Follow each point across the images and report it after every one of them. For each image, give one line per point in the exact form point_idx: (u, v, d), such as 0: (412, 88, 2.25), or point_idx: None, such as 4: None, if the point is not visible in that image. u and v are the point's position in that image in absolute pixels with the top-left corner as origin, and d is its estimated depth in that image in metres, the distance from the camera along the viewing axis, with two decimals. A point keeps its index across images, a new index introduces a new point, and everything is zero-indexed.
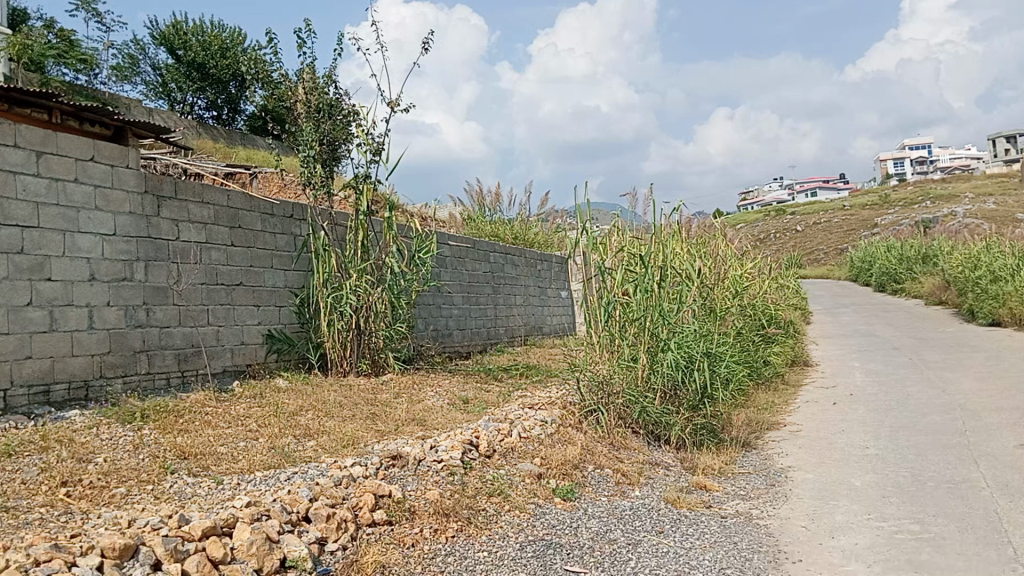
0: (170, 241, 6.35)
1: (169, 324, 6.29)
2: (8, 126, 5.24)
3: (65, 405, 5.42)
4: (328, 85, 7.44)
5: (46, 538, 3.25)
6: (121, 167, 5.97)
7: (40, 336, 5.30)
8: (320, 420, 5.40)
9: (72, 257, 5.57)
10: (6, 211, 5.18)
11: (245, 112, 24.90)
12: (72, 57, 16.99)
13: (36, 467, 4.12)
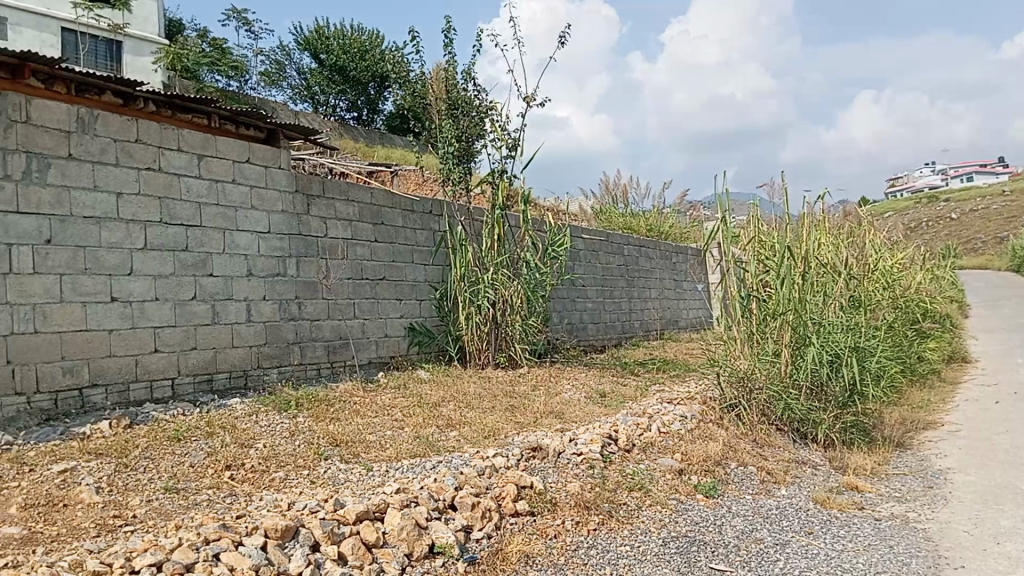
0: (319, 238, 6.65)
1: (319, 317, 6.59)
2: (172, 132, 5.60)
3: (227, 393, 5.78)
4: (464, 82, 7.58)
5: (215, 518, 3.46)
6: (274, 168, 6.31)
7: (203, 328, 5.67)
8: (462, 411, 5.54)
9: (232, 254, 5.92)
10: (172, 211, 5.56)
11: (384, 112, 25.68)
12: (226, 65, 17.91)
13: (203, 451, 4.40)
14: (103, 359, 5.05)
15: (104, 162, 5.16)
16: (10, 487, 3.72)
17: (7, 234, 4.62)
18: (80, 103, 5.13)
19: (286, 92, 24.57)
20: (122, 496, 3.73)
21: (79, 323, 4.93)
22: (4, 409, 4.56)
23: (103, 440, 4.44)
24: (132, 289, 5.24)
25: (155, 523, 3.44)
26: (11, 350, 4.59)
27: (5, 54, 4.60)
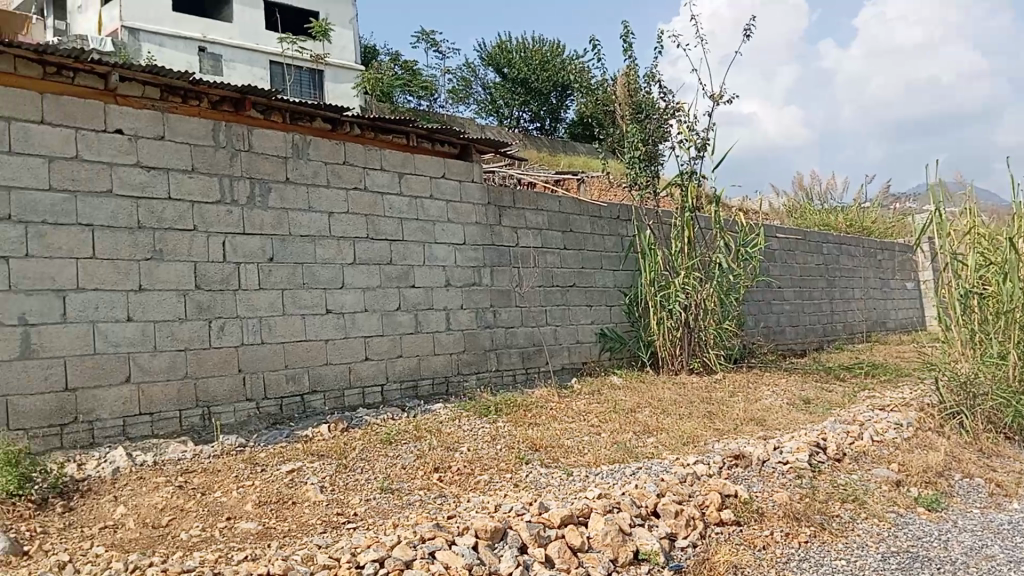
0: (512, 247, 6.84)
1: (513, 325, 6.77)
2: (375, 153, 5.94)
3: (431, 398, 6.05)
4: (648, 85, 7.54)
5: (428, 518, 3.62)
6: (468, 182, 6.55)
7: (408, 337, 5.97)
8: (659, 417, 5.50)
9: (431, 265, 6.21)
10: (377, 227, 5.90)
11: (566, 121, 25.51)
12: (417, 86, 18.36)
13: (413, 454, 4.63)
14: (320, 367, 5.44)
15: (316, 184, 5.56)
16: (245, 485, 4.07)
17: (236, 254, 5.08)
18: (294, 131, 5.54)
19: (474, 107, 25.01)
20: (343, 495, 3.99)
21: (299, 334, 5.34)
22: (238, 413, 5.00)
23: (323, 442, 4.79)
24: (343, 301, 5.61)
25: (375, 521, 3.65)
26: (242, 359, 5.05)
27: (229, 90, 5.04)
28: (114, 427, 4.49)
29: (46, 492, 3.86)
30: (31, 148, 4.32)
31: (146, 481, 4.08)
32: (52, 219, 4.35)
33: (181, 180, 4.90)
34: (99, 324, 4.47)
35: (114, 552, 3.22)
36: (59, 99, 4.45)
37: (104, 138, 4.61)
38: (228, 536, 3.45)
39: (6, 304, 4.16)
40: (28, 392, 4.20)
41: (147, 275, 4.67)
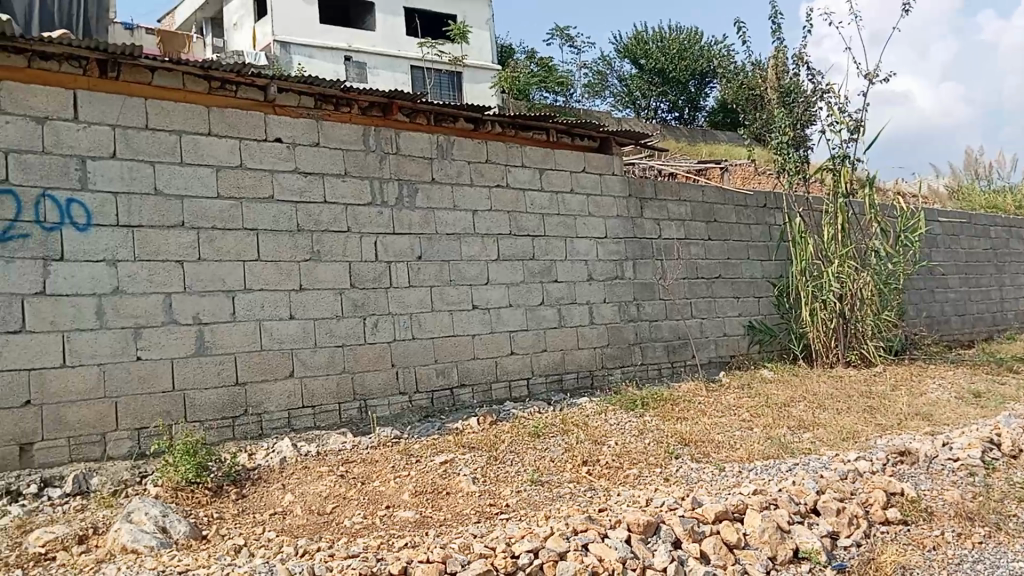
0: (654, 240, 6.80)
1: (657, 318, 6.73)
2: (516, 150, 6.03)
3: (576, 391, 6.12)
4: (796, 68, 7.27)
5: (580, 510, 3.63)
6: (608, 175, 6.57)
7: (552, 331, 6.06)
8: (814, 411, 5.31)
9: (573, 260, 6.27)
10: (520, 223, 6.00)
11: (705, 109, 24.91)
12: (553, 82, 18.43)
13: (561, 447, 4.67)
14: (468, 362, 5.60)
15: (460, 183, 5.71)
16: (402, 475, 4.22)
17: (387, 253, 5.29)
18: (439, 131, 5.69)
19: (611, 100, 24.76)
20: (495, 487, 4.07)
21: (447, 329, 5.52)
22: (392, 406, 5.23)
23: (474, 435, 4.90)
24: (489, 297, 5.75)
25: (527, 512, 3.71)
26: (395, 354, 5.26)
27: (378, 95, 5.21)
28: (280, 419, 4.77)
29: (221, 479, 4.13)
30: (200, 159, 4.63)
31: (310, 470, 4.30)
32: (221, 225, 4.65)
33: (335, 184, 5.13)
34: (264, 322, 4.75)
35: (284, 537, 3.41)
36: (224, 113, 4.75)
37: (265, 147, 4.88)
38: (388, 524, 3.58)
39: (183, 304, 4.48)
40: (204, 386, 4.52)
41: (306, 276, 4.93)
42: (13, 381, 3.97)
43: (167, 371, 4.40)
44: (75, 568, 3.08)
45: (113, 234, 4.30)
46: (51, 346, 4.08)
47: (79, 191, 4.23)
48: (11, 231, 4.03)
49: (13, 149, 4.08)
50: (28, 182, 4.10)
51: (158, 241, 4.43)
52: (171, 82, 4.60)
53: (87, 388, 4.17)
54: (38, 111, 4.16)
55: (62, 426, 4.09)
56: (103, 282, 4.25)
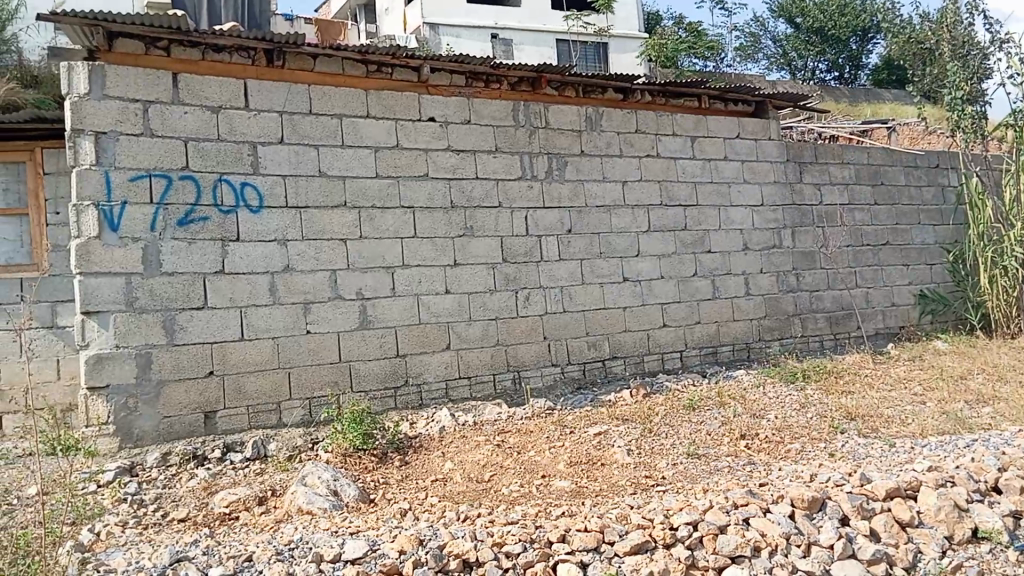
0: (814, 206, 6.56)
1: (818, 288, 6.49)
2: (667, 118, 5.93)
3: (732, 364, 5.98)
4: (972, 16, 6.72)
5: (740, 485, 3.55)
6: (764, 140, 6.37)
7: (706, 303, 5.94)
8: (995, 385, 4.96)
9: (728, 229, 6.12)
10: (672, 193, 5.91)
11: (868, 67, 23.44)
12: (702, 47, 17.88)
13: (718, 420, 4.59)
14: (620, 334, 5.59)
15: (610, 155, 5.68)
16: (557, 446, 4.28)
17: (538, 227, 5.35)
18: (589, 103, 5.68)
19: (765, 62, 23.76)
20: (651, 459, 4.05)
21: (599, 302, 5.52)
22: (545, 377, 5.30)
23: (628, 407, 4.89)
24: (640, 269, 5.70)
25: (684, 485, 3.66)
26: (547, 327, 5.32)
27: (527, 70, 5.24)
28: (438, 389, 4.94)
29: (386, 446, 4.32)
30: (359, 140, 4.82)
31: (468, 439, 4.43)
32: (380, 203, 4.84)
33: (487, 160, 5.22)
34: (421, 297, 4.92)
35: (447, 503, 3.53)
36: (381, 95, 4.91)
37: (419, 126, 5.02)
38: (545, 492, 3.64)
39: (347, 280, 4.70)
40: (367, 358, 4.74)
41: (460, 251, 5.06)
42: (198, 354, 4.29)
43: (334, 344, 4.65)
44: (257, 527, 3.30)
45: (282, 216, 4.56)
46: (230, 321, 4.38)
47: (251, 175, 4.50)
48: (192, 214, 4.34)
49: (192, 138, 4.37)
50: (206, 168, 4.40)
51: (323, 220, 4.67)
52: (329, 67, 4.80)
53: (263, 360, 4.46)
54: (213, 101, 4.44)
55: (241, 395, 4.40)
56: (275, 260, 4.52)
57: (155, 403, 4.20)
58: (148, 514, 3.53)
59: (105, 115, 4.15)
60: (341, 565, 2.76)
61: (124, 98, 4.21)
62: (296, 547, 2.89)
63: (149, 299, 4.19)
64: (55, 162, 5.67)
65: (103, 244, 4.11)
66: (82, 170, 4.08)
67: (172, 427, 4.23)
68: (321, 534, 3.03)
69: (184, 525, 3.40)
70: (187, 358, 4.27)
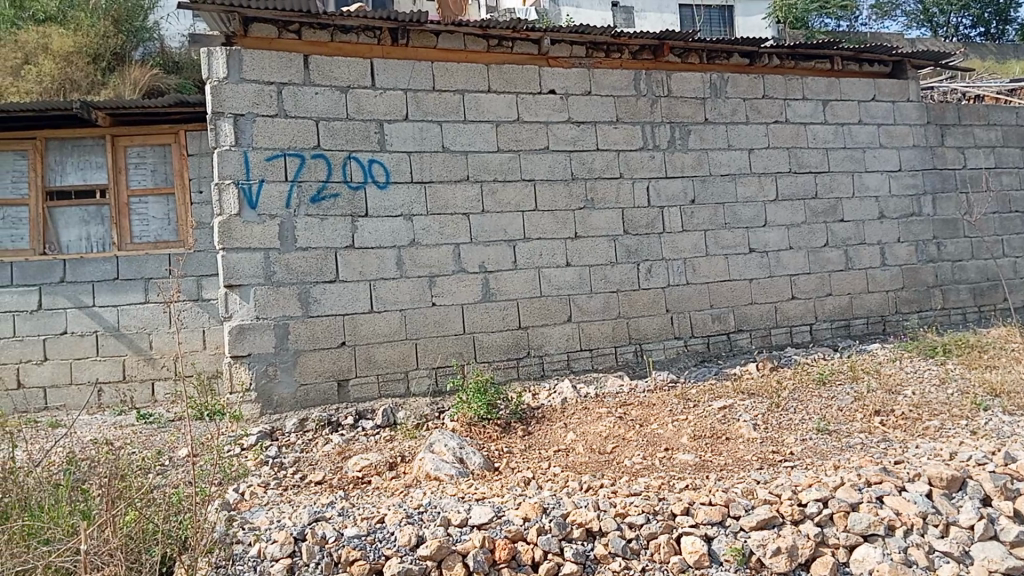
0: (957, 171, 6.19)
1: (961, 258, 6.14)
2: (797, 82, 5.71)
3: (866, 338, 5.74)
4: None
5: (874, 462, 3.42)
6: (903, 102, 6.06)
7: (838, 274, 5.72)
8: None
9: (862, 196, 5.85)
10: (802, 159, 5.69)
11: (1018, 20, 21.77)
12: (833, 4, 17.23)
13: (851, 395, 4.43)
14: (746, 307, 5.46)
15: (736, 122, 5.53)
16: (680, 419, 4.24)
17: (660, 198, 5.27)
18: (713, 69, 5.54)
19: (904, 19, 22.08)
20: (778, 434, 3.95)
21: (724, 274, 5.40)
22: (668, 350, 5.24)
23: (754, 381, 4.80)
24: (768, 240, 5.54)
25: (814, 461, 3.56)
26: (670, 300, 5.26)
27: (649, 38, 5.14)
28: (560, 361, 4.98)
29: (510, 416, 4.40)
30: (481, 115, 4.88)
31: (590, 410, 4.46)
32: (501, 177, 4.89)
33: (608, 131, 5.18)
34: (543, 270, 4.96)
35: (569, 473, 3.57)
36: (502, 69, 4.95)
37: (540, 99, 5.03)
38: (668, 465, 3.61)
39: (470, 254, 4.79)
40: (490, 329, 4.82)
41: (581, 224, 5.06)
42: (331, 325, 4.49)
43: (458, 316, 4.75)
44: (387, 491, 3.44)
45: (407, 191, 4.68)
46: (360, 294, 4.56)
47: (378, 152, 4.64)
48: (324, 191, 4.51)
49: (323, 118, 4.54)
50: (336, 146, 4.56)
51: (447, 196, 4.76)
52: (452, 44, 4.86)
53: (391, 331, 4.62)
54: (342, 81, 4.59)
55: (371, 364, 4.58)
56: (401, 235, 4.66)
57: (292, 371, 4.42)
58: (288, 476, 3.74)
59: (242, 97, 4.36)
60: (468, 530, 2.84)
61: (259, 80, 4.41)
62: (425, 511, 2.99)
63: (286, 273, 4.41)
64: (198, 144, 6.02)
65: (242, 221, 4.33)
66: (222, 151, 4.31)
67: (308, 395, 4.46)
68: (449, 499, 3.13)
69: (321, 487, 3.58)
70: (321, 329, 4.47)
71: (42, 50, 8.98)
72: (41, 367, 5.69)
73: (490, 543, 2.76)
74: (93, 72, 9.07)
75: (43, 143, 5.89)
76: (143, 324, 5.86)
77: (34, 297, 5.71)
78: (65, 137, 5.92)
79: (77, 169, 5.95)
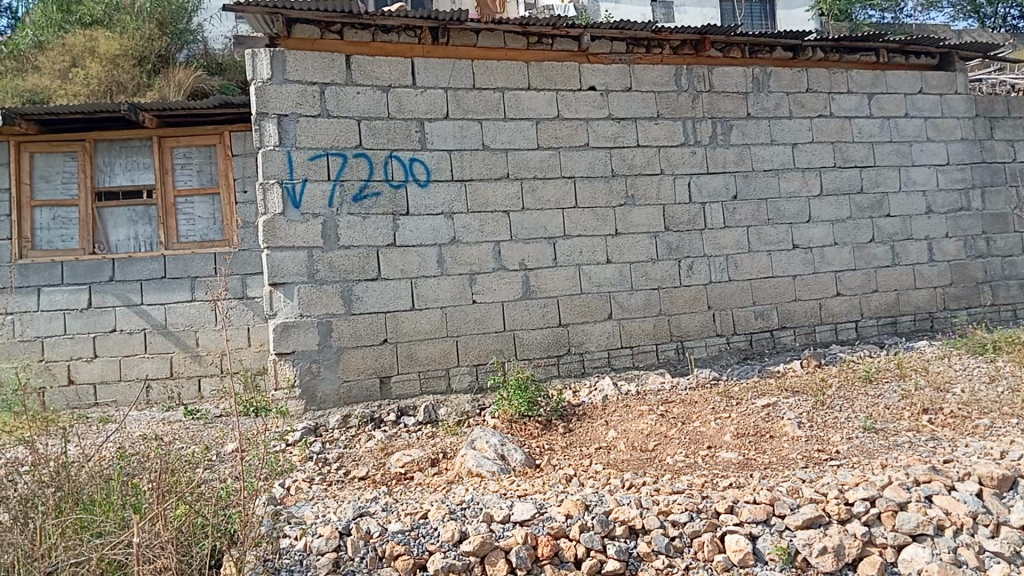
0: (1006, 164, 6.06)
1: (1011, 253, 6.01)
2: (842, 76, 5.63)
3: (913, 335, 5.64)
4: None
5: (922, 460, 3.37)
6: (951, 95, 5.94)
7: (884, 270, 5.62)
8: None
9: (909, 191, 5.75)
10: (847, 153, 5.61)
11: None
12: None
13: (898, 394, 4.35)
14: (790, 304, 5.39)
15: (779, 117, 5.46)
16: (723, 417, 4.20)
17: (702, 194, 5.23)
18: (755, 64, 5.47)
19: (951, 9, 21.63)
20: (824, 432, 3.90)
21: (767, 271, 5.35)
22: (710, 347, 5.20)
23: (798, 378, 4.74)
24: (812, 236, 5.47)
25: (860, 460, 3.50)
26: (712, 297, 5.22)
27: (690, 33, 5.11)
28: (601, 359, 4.97)
29: (550, 413, 4.40)
30: (521, 113, 4.89)
31: (631, 408, 4.44)
32: (541, 174, 4.89)
33: (648, 127, 5.16)
34: (583, 267, 4.95)
35: (611, 470, 3.56)
36: (542, 67, 4.95)
37: (580, 96, 5.02)
38: (711, 464, 3.58)
39: (511, 251, 4.80)
40: (531, 327, 4.83)
41: (621, 221, 5.04)
42: (373, 323, 4.53)
43: (499, 314, 4.77)
44: (430, 487, 3.46)
45: (447, 189, 4.71)
46: (402, 292, 4.60)
47: (419, 150, 4.68)
48: (366, 190, 4.56)
49: (365, 117, 4.58)
50: (377, 145, 4.60)
51: (487, 193, 4.78)
52: (492, 42, 4.87)
53: (432, 329, 4.65)
54: (383, 81, 4.63)
55: (413, 361, 4.62)
56: (442, 233, 4.68)
57: (335, 368, 4.47)
58: (332, 471, 3.78)
59: (286, 98, 4.42)
60: (511, 526, 2.85)
61: (303, 81, 4.46)
62: (468, 507, 3.01)
63: (329, 271, 4.46)
64: (242, 144, 6.11)
65: (286, 220, 4.39)
66: (267, 151, 4.37)
67: (351, 391, 4.50)
68: (491, 496, 3.14)
69: (364, 483, 3.62)
70: (364, 327, 4.52)
71: (89, 54, 9.17)
72: (91, 364, 5.83)
73: (533, 539, 2.77)
74: (139, 74, 9.24)
75: (92, 145, 6.02)
76: (189, 322, 5.97)
77: (84, 296, 5.85)
78: (114, 138, 6.05)
79: (125, 170, 6.08)
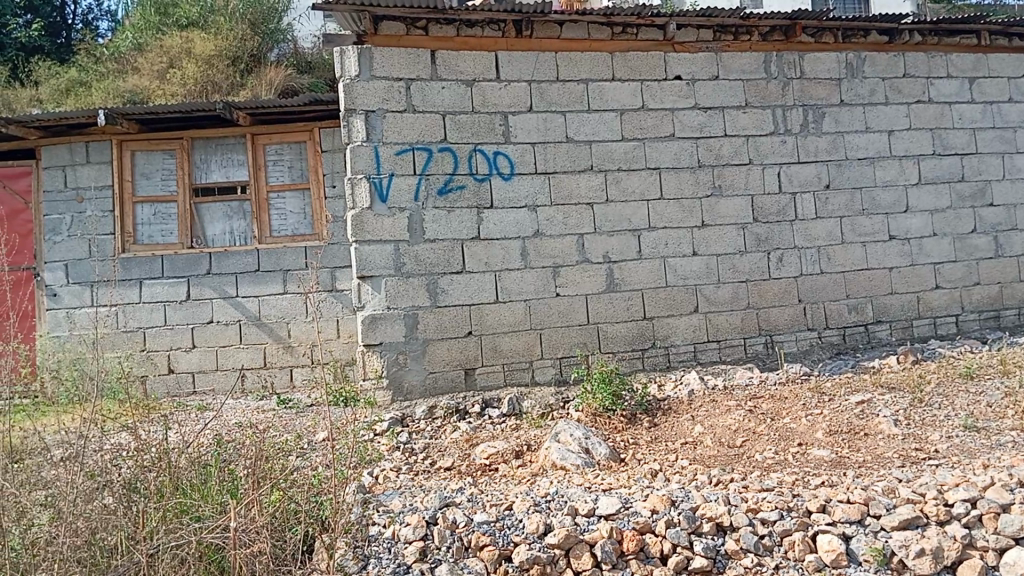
0: None
1: None
2: (941, 59, 5.40)
3: (1018, 330, 5.38)
4: None
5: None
6: None
7: (986, 262, 5.39)
8: None
9: (1013, 178, 5.51)
10: (947, 140, 5.38)
11: None
12: None
13: (1000, 391, 4.15)
14: (886, 297, 5.20)
15: (874, 103, 5.27)
16: (815, 413, 4.09)
17: (792, 183, 5.09)
18: (849, 48, 5.29)
19: None
20: (922, 431, 3.75)
21: (861, 262, 5.17)
22: (801, 341, 5.06)
23: (894, 374, 4.57)
24: (909, 226, 5.26)
25: (960, 460, 3.35)
26: (802, 289, 5.08)
27: (780, 19, 4.97)
28: (686, 352, 4.89)
29: (635, 407, 4.37)
30: (605, 104, 4.85)
31: (718, 403, 4.36)
32: (626, 165, 4.85)
33: (735, 116, 5.04)
34: (668, 259, 4.88)
35: (698, 466, 3.51)
36: (626, 57, 4.90)
37: (665, 86, 4.95)
38: (802, 461, 3.49)
39: (594, 244, 4.78)
40: (615, 319, 4.80)
41: (708, 212, 4.95)
42: (458, 315, 4.58)
43: (583, 307, 4.76)
44: (515, 479, 3.48)
45: (531, 182, 4.71)
46: (486, 284, 4.63)
47: (503, 144, 4.70)
48: (451, 184, 4.61)
49: (450, 112, 4.63)
50: (462, 140, 4.65)
51: (571, 186, 4.76)
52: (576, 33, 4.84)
53: (516, 321, 4.67)
54: (467, 75, 4.67)
55: (497, 353, 4.65)
56: (525, 226, 4.69)
57: (421, 360, 4.54)
58: (418, 461, 3.84)
59: (373, 94, 4.49)
60: (596, 519, 2.83)
61: (389, 77, 4.53)
62: (553, 500, 3.01)
63: (415, 264, 4.52)
64: (331, 140, 6.26)
65: (374, 214, 4.46)
66: (355, 146, 4.46)
67: (436, 383, 4.56)
68: (575, 489, 3.14)
69: (449, 473, 3.67)
70: (448, 319, 4.57)
71: (186, 54, 9.55)
72: (190, 353, 6.07)
73: (618, 533, 2.75)
74: (233, 72, 9.54)
75: (189, 142, 6.25)
76: (281, 314, 6.16)
77: (183, 288, 6.09)
78: (209, 136, 6.26)
79: (220, 166, 6.29)
